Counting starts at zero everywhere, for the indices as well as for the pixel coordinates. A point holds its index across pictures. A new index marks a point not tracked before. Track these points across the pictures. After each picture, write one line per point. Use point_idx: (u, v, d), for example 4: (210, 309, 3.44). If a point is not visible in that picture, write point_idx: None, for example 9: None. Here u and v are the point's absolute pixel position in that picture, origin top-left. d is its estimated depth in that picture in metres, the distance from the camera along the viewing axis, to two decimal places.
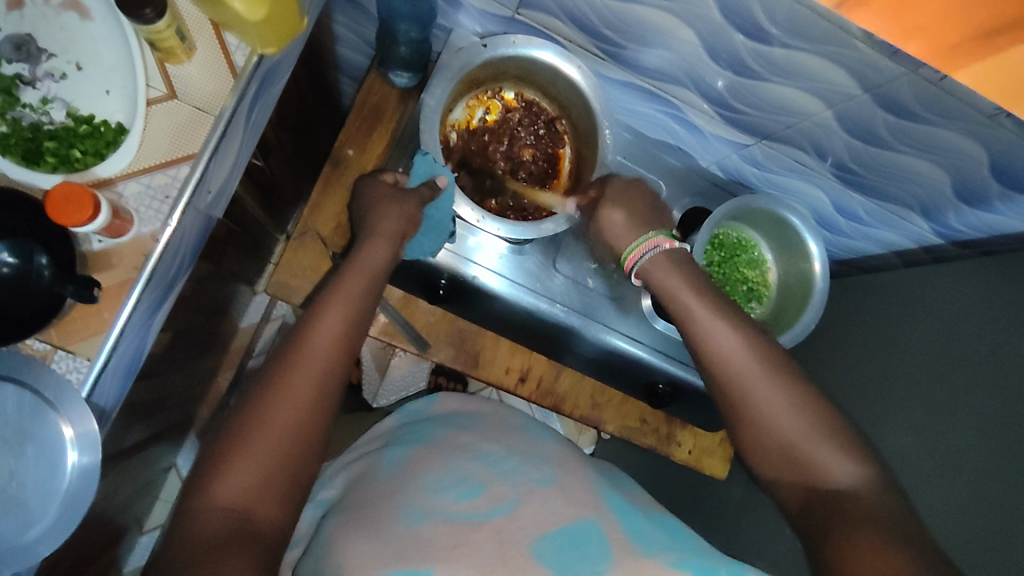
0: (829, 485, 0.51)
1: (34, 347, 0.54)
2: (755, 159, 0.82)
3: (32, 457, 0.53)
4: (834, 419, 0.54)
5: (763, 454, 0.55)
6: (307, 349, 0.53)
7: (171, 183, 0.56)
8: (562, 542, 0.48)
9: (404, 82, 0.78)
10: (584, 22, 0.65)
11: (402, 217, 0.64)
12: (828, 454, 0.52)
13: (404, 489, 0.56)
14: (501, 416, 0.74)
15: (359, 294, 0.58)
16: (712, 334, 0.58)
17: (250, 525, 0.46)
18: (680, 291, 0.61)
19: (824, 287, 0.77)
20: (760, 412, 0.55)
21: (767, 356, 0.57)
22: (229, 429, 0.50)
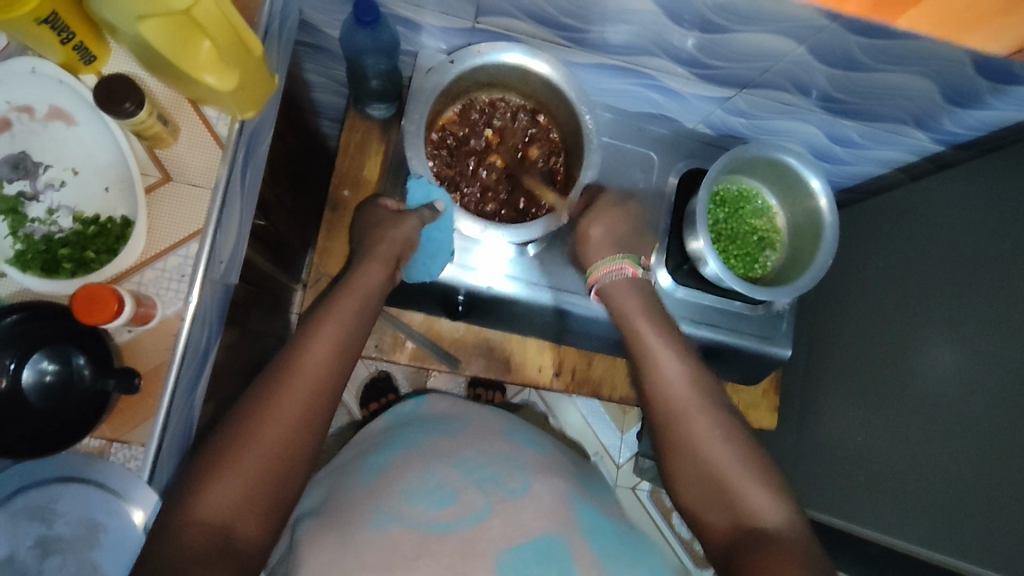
0: (753, 519, 0.54)
1: (90, 443, 0.56)
2: (739, 109, 0.82)
3: (110, 547, 0.55)
4: (763, 462, 0.57)
5: (690, 487, 0.58)
6: (300, 368, 0.55)
7: (183, 263, 0.57)
8: (525, 557, 0.51)
9: (382, 114, 0.79)
10: (543, 16, 0.66)
11: (400, 240, 0.66)
12: (753, 488, 0.55)
13: (377, 492, 0.57)
14: (487, 420, 0.72)
15: (352, 315, 0.59)
16: (663, 372, 0.62)
17: (229, 543, 0.48)
18: (634, 315, 0.66)
19: (834, 223, 0.76)
20: (695, 442, 0.58)
21: (705, 390, 0.61)
22: (219, 443, 0.51)
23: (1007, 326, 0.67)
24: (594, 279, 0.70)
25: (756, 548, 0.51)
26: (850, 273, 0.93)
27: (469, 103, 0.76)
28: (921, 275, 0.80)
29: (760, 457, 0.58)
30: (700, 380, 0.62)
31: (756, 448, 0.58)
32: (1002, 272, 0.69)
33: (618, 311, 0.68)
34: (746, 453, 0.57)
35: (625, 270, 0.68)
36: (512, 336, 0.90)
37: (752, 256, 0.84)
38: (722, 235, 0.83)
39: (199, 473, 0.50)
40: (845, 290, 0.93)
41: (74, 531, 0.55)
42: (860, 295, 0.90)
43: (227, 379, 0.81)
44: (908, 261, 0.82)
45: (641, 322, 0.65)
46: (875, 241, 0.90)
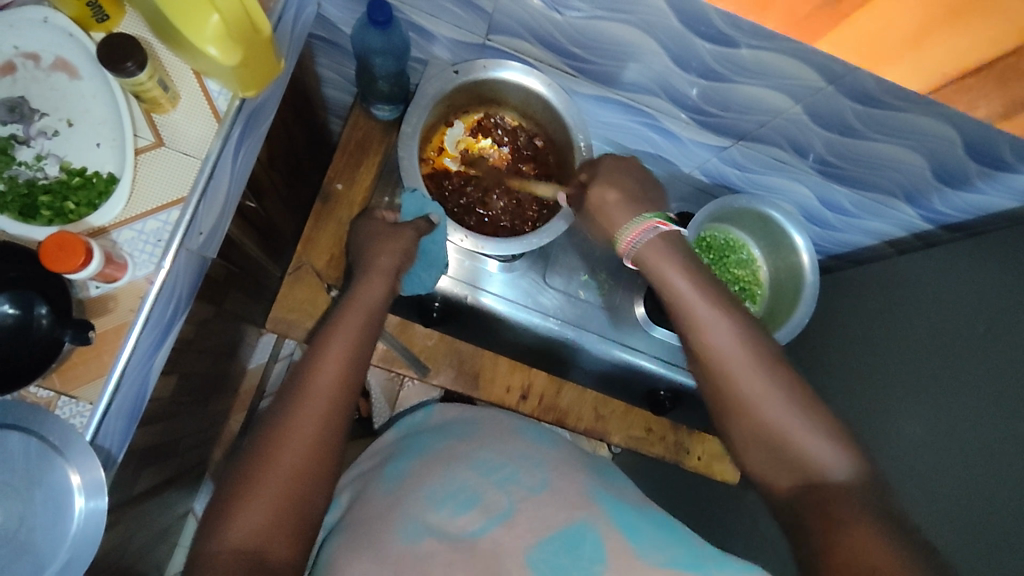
0: (815, 476, 0.49)
1: (38, 394, 0.55)
2: (735, 161, 0.84)
3: (40, 503, 0.54)
4: (817, 406, 0.52)
5: (746, 440, 0.54)
6: (309, 382, 0.55)
7: (161, 228, 0.58)
8: (557, 547, 0.49)
9: (386, 116, 0.80)
10: (551, 42, 0.67)
11: (399, 251, 0.67)
12: (812, 442, 0.50)
13: (403, 500, 0.56)
14: (500, 421, 0.71)
15: (356, 329, 0.60)
16: (698, 317, 0.57)
17: (263, 564, 0.46)
18: (669, 275, 0.60)
19: (813, 280, 0.77)
20: (745, 396, 0.53)
21: (749, 340, 0.55)
22: (243, 465, 0.51)
23: (967, 407, 0.67)
24: (625, 246, 0.62)
25: (829, 511, 0.46)
26: (828, 337, 0.93)
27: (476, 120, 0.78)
28: (896, 347, 0.80)
29: (811, 400, 0.53)
30: (740, 328, 0.56)
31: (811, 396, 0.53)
32: (969, 354, 0.69)
33: (649, 263, 0.61)
34: (799, 401, 0.52)
35: (657, 229, 0.61)
36: (483, 351, 0.85)
37: None
38: None
39: (226, 501, 0.49)
40: (824, 355, 0.92)
41: (8, 480, 0.54)
42: (836, 362, 0.90)
43: (192, 355, 0.80)
44: (884, 334, 0.83)
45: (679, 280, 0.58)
46: (856, 310, 0.90)
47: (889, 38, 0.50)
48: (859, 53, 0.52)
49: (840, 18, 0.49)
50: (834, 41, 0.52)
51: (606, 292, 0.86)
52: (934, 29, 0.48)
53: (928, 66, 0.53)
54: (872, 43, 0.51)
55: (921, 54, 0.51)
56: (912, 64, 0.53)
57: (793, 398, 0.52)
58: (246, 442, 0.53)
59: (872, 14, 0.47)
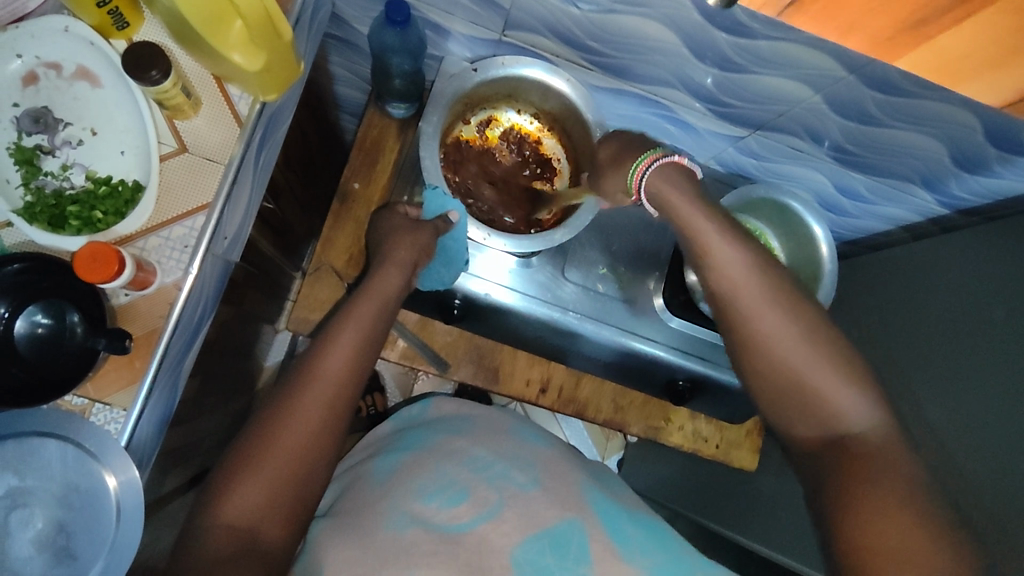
0: (838, 429, 0.50)
1: (73, 402, 0.56)
2: (751, 150, 0.83)
3: (79, 508, 0.55)
4: (843, 351, 0.52)
5: (765, 383, 0.54)
6: (320, 374, 0.55)
7: (187, 234, 0.58)
8: (545, 547, 0.51)
9: (401, 114, 0.81)
10: (568, 36, 0.67)
11: (415, 246, 0.68)
12: (839, 393, 0.50)
13: (391, 491, 0.58)
14: (493, 420, 0.74)
15: (368, 322, 0.60)
16: (720, 257, 0.56)
17: (254, 543, 0.48)
18: (687, 214, 0.58)
19: (830, 272, 0.77)
20: (764, 340, 0.54)
21: (769, 281, 0.55)
22: (243, 445, 0.52)
23: (989, 391, 0.67)
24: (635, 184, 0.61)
25: (850, 472, 0.47)
26: (844, 324, 0.94)
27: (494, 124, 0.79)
28: (914, 333, 0.80)
29: (836, 344, 0.52)
30: (763, 269, 0.55)
31: (841, 343, 0.52)
32: (991, 340, 0.69)
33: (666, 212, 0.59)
34: (823, 347, 0.52)
35: (657, 163, 0.60)
36: (503, 346, 0.88)
37: None
38: None
39: (222, 480, 0.50)
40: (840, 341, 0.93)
41: (46, 487, 0.54)
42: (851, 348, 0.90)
43: (214, 356, 0.81)
44: (900, 319, 0.83)
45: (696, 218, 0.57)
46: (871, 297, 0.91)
47: (968, 62, 0.53)
48: (934, 71, 0.55)
49: (923, 40, 0.51)
50: (915, 57, 0.54)
51: (625, 284, 0.84)
52: (1014, 56, 0.51)
53: (1000, 83, 0.55)
54: (948, 62, 0.53)
55: (1000, 73, 0.54)
56: (987, 80, 0.55)
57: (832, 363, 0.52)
58: (248, 423, 0.54)
59: (954, 36, 0.50)
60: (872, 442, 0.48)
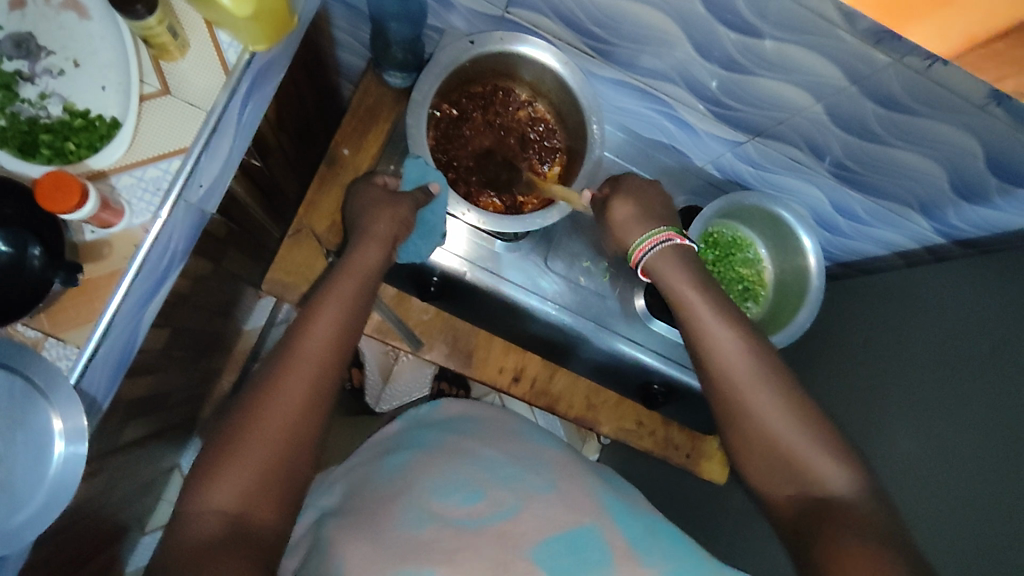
0: (819, 492, 0.53)
1: (26, 334, 0.55)
2: (750, 158, 0.82)
3: (21, 444, 0.53)
4: (820, 421, 0.55)
5: (753, 458, 0.57)
6: (302, 349, 0.54)
7: (162, 176, 0.57)
8: (560, 548, 0.52)
9: (398, 83, 0.80)
10: (571, 20, 0.66)
11: (396, 220, 0.66)
12: (817, 461, 0.53)
13: (406, 491, 0.60)
14: (502, 424, 0.78)
15: (352, 294, 0.59)
16: (710, 334, 0.60)
17: (245, 528, 0.47)
18: (683, 288, 0.63)
19: (817, 283, 0.76)
20: (753, 417, 0.57)
21: (762, 365, 0.58)
22: (231, 424, 0.51)
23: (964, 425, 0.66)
24: (637, 258, 0.66)
25: (819, 532, 0.50)
26: (828, 345, 0.93)
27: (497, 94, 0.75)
28: (896, 361, 0.79)
29: (818, 419, 0.56)
30: (755, 357, 0.58)
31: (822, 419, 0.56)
32: (973, 373, 0.68)
33: (668, 287, 0.64)
34: (800, 416, 0.56)
35: (669, 240, 0.65)
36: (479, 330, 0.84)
37: (733, 304, 0.83)
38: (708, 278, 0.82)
39: (210, 463, 0.50)
40: (821, 363, 0.92)
41: None
42: (831, 370, 0.89)
43: (187, 309, 0.81)
44: (883, 345, 0.82)
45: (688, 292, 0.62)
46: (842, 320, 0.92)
47: None
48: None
49: None
50: None
51: (608, 280, 0.85)
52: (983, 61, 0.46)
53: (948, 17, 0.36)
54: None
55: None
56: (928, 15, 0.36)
57: (802, 417, 0.56)
58: (235, 402, 0.53)
59: None
60: (849, 502, 0.51)
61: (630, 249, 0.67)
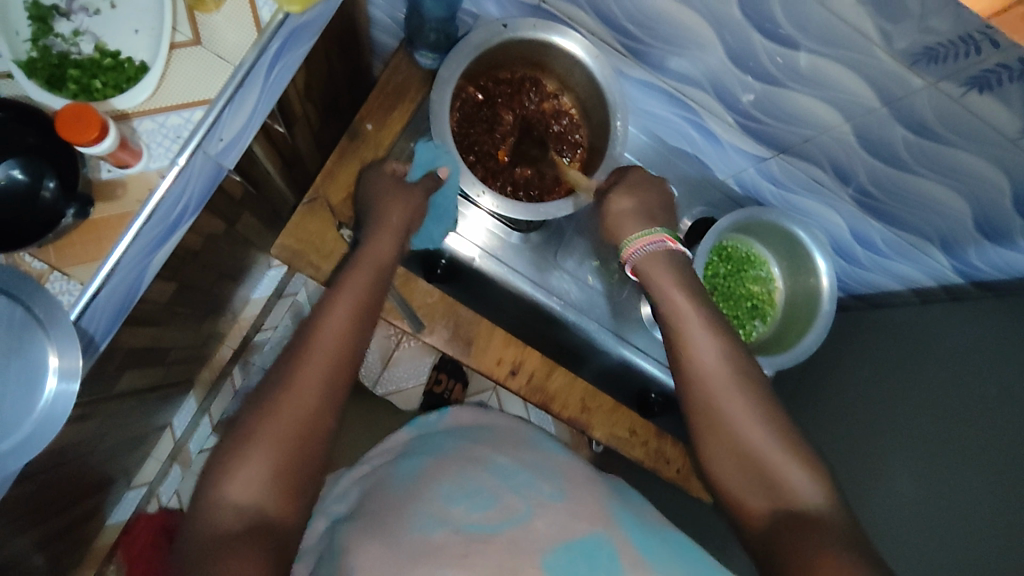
0: (792, 504, 0.50)
1: (32, 265, 0.55)
2: (772, 175, 0.81)
3: (14, 374, 0.53)
4: (795, 435, 0.53)
5: (723, 463, 0.54)
6: (316, 343, 0.53)
7: (183, 125, 0.57)
8: (574, 555, 0.52)
9: (429, 64, 0.79)
10: (605, 14, 0.66)
11: (409, 211, 0.67)
12: (794, 471, 0.51)
13: (419, 497, 0.60)
14: (511, 429, 0.81)
15: (368, 284, 0.59)
16: (692, 337, 0.57)
17: (264, 522, 0.47)
18: (671, 289, 0.61)
19: (829, 305, 0.74)
20: (730, 422, 0.54)
21: (740, 368, 0.56)
22: (245, 419, 0.50)
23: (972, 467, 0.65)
24: (628, 256, 0.64)
25: (791, 542, 0.47)
26: (835, 376, 0.91)
27: (525, 83, 0.74)
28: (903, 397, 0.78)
29: (792, 431, 0.53)
30: (737, 361, 0.56)
31: (799, 435, 0.53)
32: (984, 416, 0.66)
33: (657, 291, 0.62)
34: (780, 428, 0.53)
35: (664, 243, 0.63)
36: (482, 320, 0.83)
37: (740, 321, 0.81)
38: (718, 292, 0.81)
39: (225, 458, 0.48)
40: (824, 391, 0.90)
41: None
42: (834, 401, 0.88)
43: (195, 266, 0.81)
44: (890, 379, 0.81)
45: (674, 290, 0.60)
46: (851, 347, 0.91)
47: None
48: None
49: None
50: None
51: (614, 283, 0.85)
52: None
53: None
54: None
55: None
56: None
57: (772, 425, 0.53)
58: (249, 396, 0.52)
59: None
60: (826, 517, 0.48)
61: (623, 245, 0.65)
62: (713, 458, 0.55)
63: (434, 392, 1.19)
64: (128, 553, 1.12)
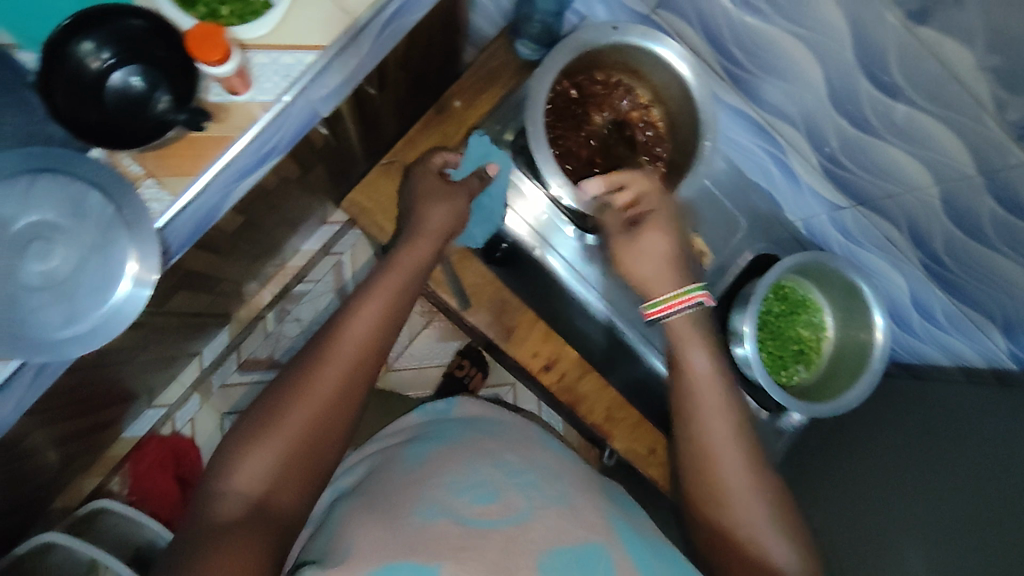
0: (764, 564, 0.58)
1: (128, 169, 0.57)
2: (844, 226, 0.80)
3: (94, 268, 0.56)
4: (787, 514, 0.61)
5: (705, 527, 0.64)
6: (341, 340, 0.59)
7: (294, 65, 0.60)
8: (566, 560, 0.53)
9: (527, 54, 0.82)
10: (715, 35, 0.66)
11: (451, 213, 0.71)
12: (772, 545, 0.59)
13: (424, 483, 0.64)
14: (522, 429, 0.83)
15: (397, 289, 0.64)
16: (710, 421, 0.64)
17: (265, 507, 0.51)
18: (693, 346, 0.67)
19: (872, 373, 0.74)
20: (727, 496, 0.62)
21: (748, 448, 0.64)
22: (260, 410, 0.55)
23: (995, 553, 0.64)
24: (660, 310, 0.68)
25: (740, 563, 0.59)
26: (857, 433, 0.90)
27: (620, 88, 0.75)
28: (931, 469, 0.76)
29: (784, 507, 0.62)
30: (744, 435, 0.64)
31: (791, 517, 0.61)
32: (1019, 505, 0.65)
33: (678, 346, 0.68)
34: (771, 502, 0.61)
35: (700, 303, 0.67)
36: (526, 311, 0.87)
37: (784, 362, 0.81)
38: (766, 328, 0.80)
39: (237, 445, 0.54)
40: (848, 451, 0.88)
41: (75, 236, 0.56)
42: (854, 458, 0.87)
43: (264, 206, 0.84)
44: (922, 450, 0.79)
45: (696, 356, 0.67)
46: (879, 409, 0.89)
47: None
48: None
49: None
50: None
51: None
52: None
53: None
54: None
55: None
56: None
57: (762, 497, 0.62)
58: (271, 385, 0.58)
59: None
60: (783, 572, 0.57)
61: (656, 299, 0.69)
62: (698, 509, 0.65)
63: (455, 375, 1.20)
64: (134, 468, 1.18)
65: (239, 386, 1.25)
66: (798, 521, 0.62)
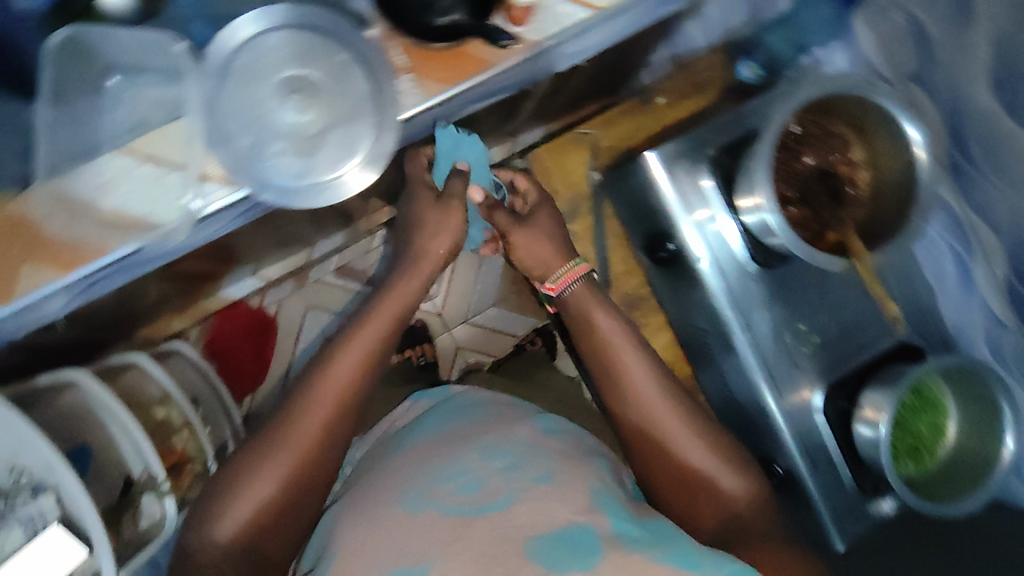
0: (732, 503, 0.66)
1: (392, 58, 0.60)
2: (1000, 348, 0.76)
3: (342, 137, 0.63)
4: (733, 452, 0.68)
5: (661, 473, 0.68)
6: (321, 387, 0.65)
7: (569, 15, 0.62)
8: (558, 543, 0.54)
9: (748, 77, 0.88)
10: (960, 125, 0.71)
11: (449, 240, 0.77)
12: (729, 481, 0.66)
13: (409, 473, 0.65)
14: (505, 402, 0.79)
15: (392, 316, 0.71)
16: (639, 386, 0.70)
17: (256, 545, 0.61)
18: (593, 311, 0.75)
19: (982, 496, 0.70)
20: (670, 443, 0.67)
21: (670, 393, 0.70)
22: (236, 465, 0.63)
23: None
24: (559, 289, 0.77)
25: (719, 519, 0.65)
26: None
27: (842, 139, 0.74)
28: None
29: (722, 444, 0.68)
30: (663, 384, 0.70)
31: (725, 443, 0.68)
32: None
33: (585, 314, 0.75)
34: (712, 445, 0.68)
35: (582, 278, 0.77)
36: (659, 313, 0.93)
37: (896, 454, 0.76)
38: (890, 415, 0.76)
39: (207, 510, 0.61)
40: None
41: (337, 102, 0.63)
42: None
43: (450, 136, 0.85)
44: None
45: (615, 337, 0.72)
46: None
47: None
48: None
49: None
50: None
51: None
52: None
53: None
54: None
55: None
56: None
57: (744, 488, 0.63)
58: (238, 451, 0.65)
59: None
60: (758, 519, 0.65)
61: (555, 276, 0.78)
62: (645, 465, 0.69)
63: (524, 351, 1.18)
64: (218, 325, 1.16)
65: (333, 287, 1.22)
66: (740, 449, 0.69)
